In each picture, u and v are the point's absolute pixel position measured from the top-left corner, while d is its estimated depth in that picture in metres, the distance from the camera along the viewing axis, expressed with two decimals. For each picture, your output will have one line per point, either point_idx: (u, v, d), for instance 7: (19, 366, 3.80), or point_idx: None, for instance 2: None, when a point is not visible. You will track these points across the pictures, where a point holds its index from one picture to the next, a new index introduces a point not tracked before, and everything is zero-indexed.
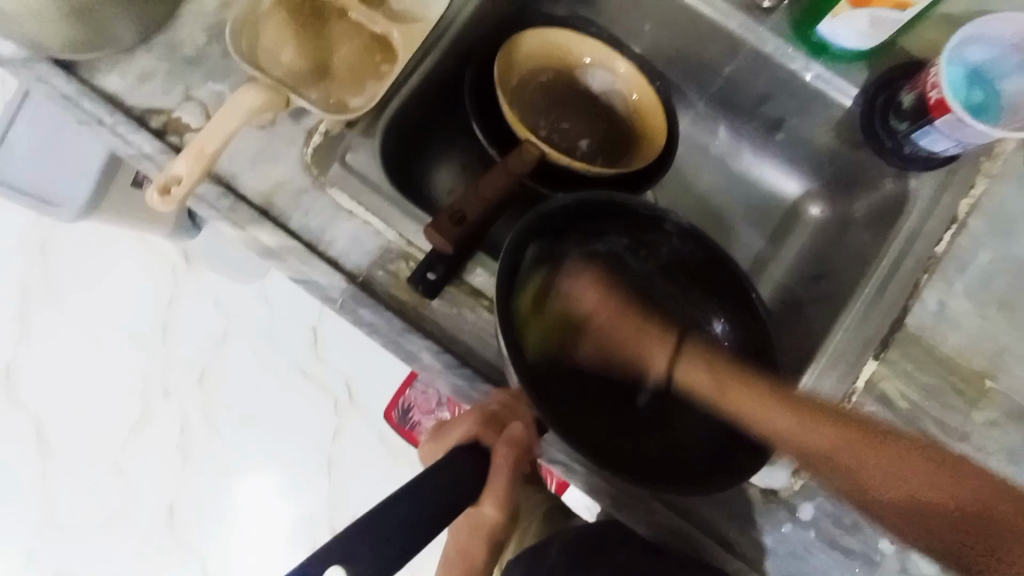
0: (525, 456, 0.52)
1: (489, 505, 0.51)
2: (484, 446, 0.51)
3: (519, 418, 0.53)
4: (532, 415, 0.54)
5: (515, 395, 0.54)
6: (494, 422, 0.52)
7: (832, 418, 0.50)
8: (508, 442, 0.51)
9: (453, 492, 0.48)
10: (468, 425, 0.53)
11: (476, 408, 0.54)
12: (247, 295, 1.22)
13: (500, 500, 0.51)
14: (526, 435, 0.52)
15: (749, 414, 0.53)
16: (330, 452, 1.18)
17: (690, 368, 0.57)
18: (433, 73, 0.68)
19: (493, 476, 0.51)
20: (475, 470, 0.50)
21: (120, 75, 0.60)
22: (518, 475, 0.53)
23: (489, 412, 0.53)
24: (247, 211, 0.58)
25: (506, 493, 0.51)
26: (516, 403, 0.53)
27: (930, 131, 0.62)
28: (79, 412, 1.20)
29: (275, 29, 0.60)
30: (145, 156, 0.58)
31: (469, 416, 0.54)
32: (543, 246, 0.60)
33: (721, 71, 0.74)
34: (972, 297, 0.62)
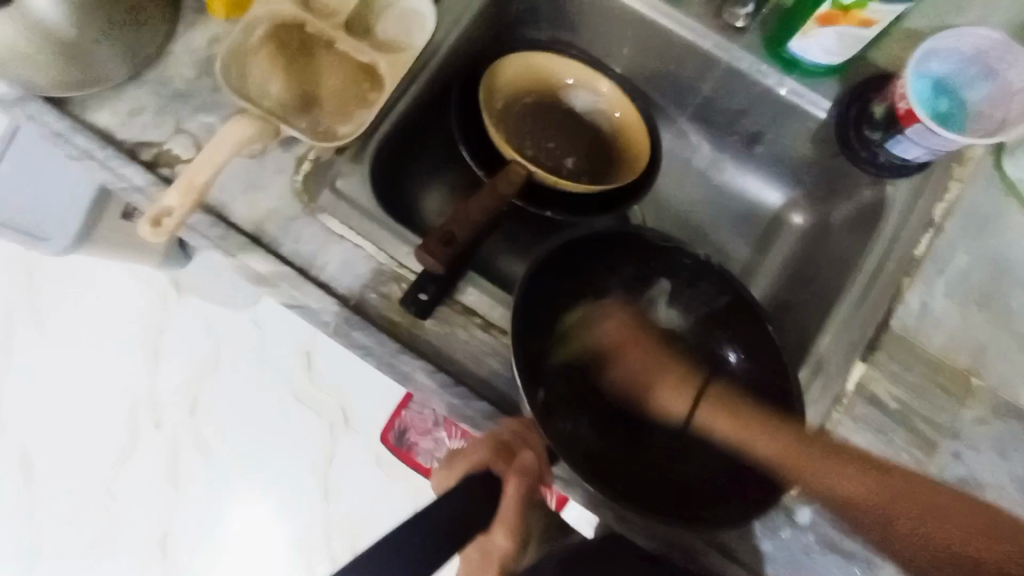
0: (534, 484, 0.53)
1: (500, 537, 0.52)
2: (497, 475, 0.51)
3: (530, 448, 0.54)
4: (543, 444, 0.54)
5: (526, 423, 0.55)
6: (505, 451, 0.53)
7: (746, 413, 0.57)
8: (518, 472, 0.51)
9: (462, 520, 0.47)
10: (481, 453, 0.53)
11: (490, 436, 0.54)
12: (240, 323, 1.21)
13: (510, 531, 0.52)
14: (537, 463, 0.53)
15: (660, 392, 0.61)
16: (326, 480, 1.17)
17: (714, 412, 0.59)
18: (420, 99, 0.69)
19: (504, 504, 0.51)
20: (490, 494, 0.50)
21: (111, 110, 0.61)
22: (528, 504, 0.53)
23: (502, 440, 0.53)
24: (238, 239, 0.58)
25: (515, 525, 0.51)
26: (526, 431, 0.54)
27: (901, 140, 0.64)
28: (67, 448, 1.18)
29: (264, 62, 0.62)
30: (136, 188, 0.59)
31: (482, 443, 0.53)
32: (553, 271, 0.63)
33: (698, 88, 0.77)
34: (952, 298, 0.64)
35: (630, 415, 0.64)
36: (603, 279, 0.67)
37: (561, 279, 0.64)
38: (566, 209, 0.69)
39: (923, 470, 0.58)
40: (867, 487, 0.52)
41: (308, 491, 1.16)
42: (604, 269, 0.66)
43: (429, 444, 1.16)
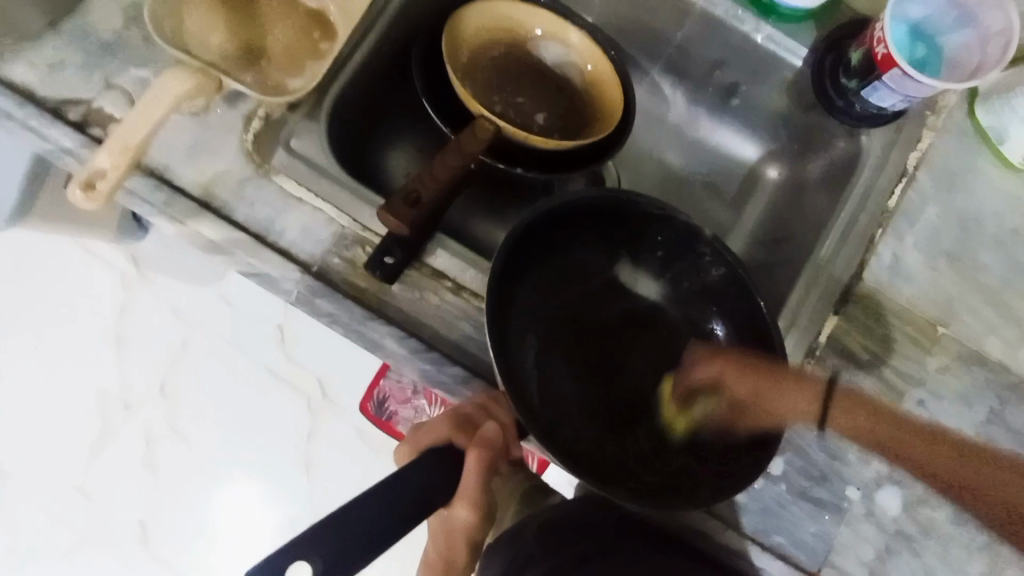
0: (497, 458, 0.52)
1: (463, 509, 0.52)
2: (458, 448, 0.51)
3: (494, 420, 0.53)
4: (510, 417, 0.54)
5: (494, 397, 0.54)
6: (467, 424, 0.52)
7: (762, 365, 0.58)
8: (478, 445, 0.51)
9: (420, 496, 0.48)
10: (441, 429, 0.53)
11: (451, 411, 0.53)
12: (205, 299, 1.16)
13: (472, 505, 0.52)
14: (499, 436, 0.52)
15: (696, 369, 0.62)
16: (306, 453, 1.15)
17: (713, 363, 0.61)
18: (378, 50, 0.64)
19: (463, 480, 0.51)
20: (448, 469, 0.50)
21: (29, 63, 0.55)
22: (491, 476, 0.53)
23: (464, 414, 0.53)
24: (186, 205, 0.54)
25: (477, 497, 0.52)
26: (491, 404, 0.54)
27: (878, 87, 0.63)
28: (28, 433, 1.13)
29: (201, 8, 0.56)
30: (65, 151, 0.54)
31: (443, 419, 0.53)
32: (527, 246, 0.61)
33: (672, 37, 0.73)
34: (921, 249, 0.64)
35: (618, 400, 0.63)
36: (580, 249, 0.65)
37: (537, 257, 0.63)
38: (536, 166, 0.66)
39: None
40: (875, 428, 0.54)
41: (288, 465, 1.15)
42: (582, 245, 0.65)
43: (410, 412, 1.14)
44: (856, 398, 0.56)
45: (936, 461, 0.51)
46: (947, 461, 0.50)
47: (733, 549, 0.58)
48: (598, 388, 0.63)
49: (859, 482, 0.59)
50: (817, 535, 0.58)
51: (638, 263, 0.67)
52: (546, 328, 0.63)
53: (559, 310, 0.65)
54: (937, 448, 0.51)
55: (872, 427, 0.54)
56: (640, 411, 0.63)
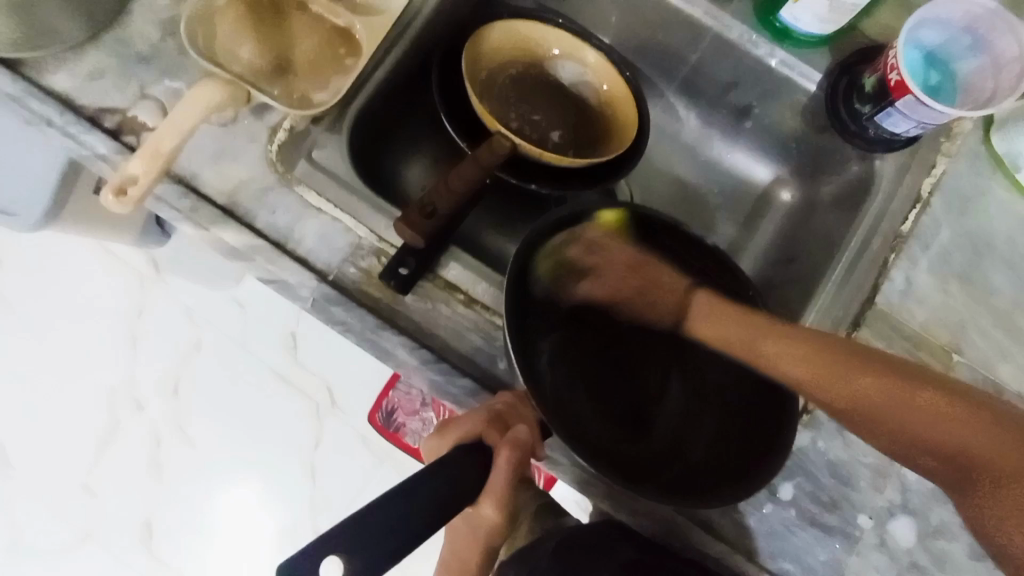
0: (526, 459, 0.52)
1: (489, 505, 0.51)
2: (487, 445, 0.51)
3: (524, 420, 0.53)
4: (536, 417, 0.54)
5: (521, 396, 0.55)
6: (499, 421, 0.52)
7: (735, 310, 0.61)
8: (510, 444, 0.50)
9: (448, 496, 0.47)
10: (474, 423, 0.52)
11: (484, 407, 0.53)
12: (221, 302, 1.18)
13: (498, 503, 0.51)
14: (529, 436, 0.52)
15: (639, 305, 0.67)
16: (313, 459, 1.16)
17: (709, 309, 0.63)
18: (400, 66, 0.66)
19: (493, 476, 0.50)
20: (479, 465, 0.49)
21: (69, 73, 0.57)
22: (519, 475, 0.52)
23: (495, 411, 0.52)
24: (209, 211, 0.56)
25: (505, 494, 0.51)
26: (519, 404, 0.53)
27: (891, 113, 0.63)
28: (44, 429, 1.15)
29: (234, 23, 0.59)
30: (99, 157, 0.56)
31: (476, 415, 0.53)
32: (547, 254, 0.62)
33: (688, 57, 0.74)
34: (936, 274, 0.64)
35: (625, 401, 0.64)
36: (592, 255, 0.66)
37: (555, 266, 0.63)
38: (550, 181, 0.67)
39: None
40: (854, 381, 0.53)
41: (294, 469, 1.16)
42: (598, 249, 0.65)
43: (417, 424, 1.15)
44: (807, 334, 0.57)
45: (896, 407, 0.52)
46: (927, 422, 0.51)
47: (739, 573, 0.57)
48: (607, 392, 0.63)
49: (870, 510, 0.58)
50: (826, 562, 0.57)
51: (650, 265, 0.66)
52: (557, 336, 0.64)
53: (569, 317, 0.65)
54: (950, 412, 0.51)
55: (869, 389, 0.53)
56: (651, 415, 0.63)
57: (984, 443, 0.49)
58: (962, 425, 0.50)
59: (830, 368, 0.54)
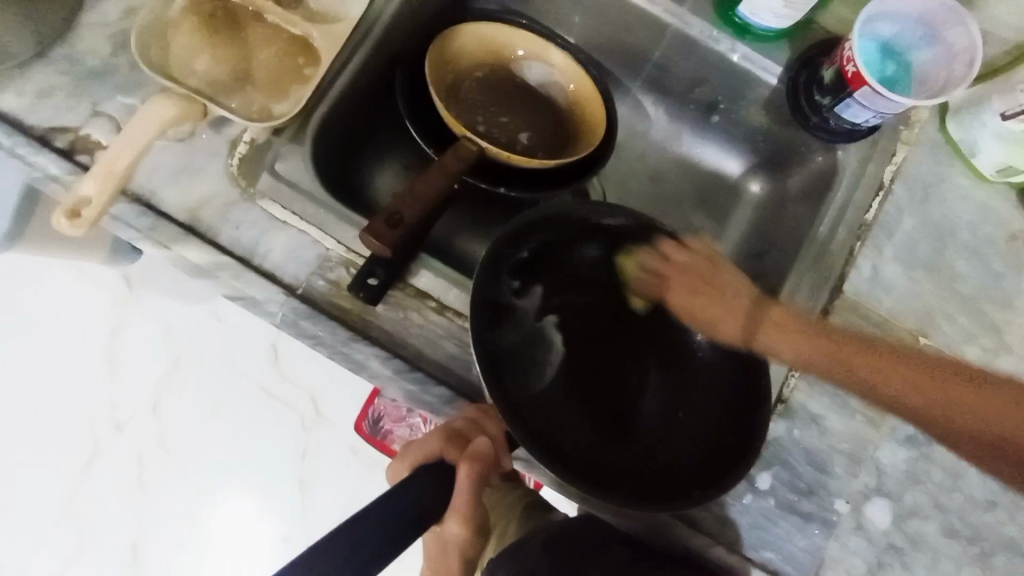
0: (489, 470, 0.53)
1: (454, 524, 0.51)
2: (448, 463, 0.52)
3: (484, 433, 0.54)
4: (500, 429, 0.55)
5: (483, 410, 0.55)
6: (458, 438, 0.53)
7: (794, 318, 0.57)
8: (470, 458, 0.52)
9: (418, 509, 0.48)
10: (434, 442, 0.54)
11: (443, 425, 0.54)
12: (197, 318, 1.16)
13: (464, 520, 0.51)
14: (490, 448, 0.53)
15: (722, 313, 0.60)
16: (299, 472, 1.14)
17: (769, 326, 0.58)
18: (363, 73, 0.65)
19: (456, 492, 0.52)
20: (441, 483, 0.51)
21: (16, 92, 0.55)
22: (484, 489, 0.54)
23: (454, 428, 0.54)
24: (170, 229, 0.55)
25: (469, 509, 0.52)
26: (481, 418, 0.55)
27: (850, 104, 0.64)
28: (17, 458, 1.12)
29: (187, 36, 0.57)
30: (52, 178, 0.54)
31: (436, 433, 0.55)
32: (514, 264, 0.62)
33: (651, 55, 0.75)
34: (901, 260, 0.65)
35: (605, 400, 0.63)
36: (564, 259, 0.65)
37: (522, 272, 0.62)
38: (520, 184, 0.67)
39: (874, 429, 0.60)
40: (888, 377, 0.52)
41: (281, 484, 1.14)
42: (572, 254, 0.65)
43: (405, 431, 1.14)
44: (804, 323, 0.57)
45: (913, 383, 0.51)
46: (962, 400, 0.50)
47: (721, 564, 0.58)
48: (587, 393, 0.63)
49: (847, 495, 0.59)
50: (806, 549, 0.57)
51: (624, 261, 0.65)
52: (532, 340, 0.62)
53: (546, 320, 0.64)
54: (958, 386, 0.51)
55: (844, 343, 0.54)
56: (635, 415, 0.63)
57: (1001, 419, 0.49)
58: (959, 393, 0.50)
59: (842, 362, 0.54)
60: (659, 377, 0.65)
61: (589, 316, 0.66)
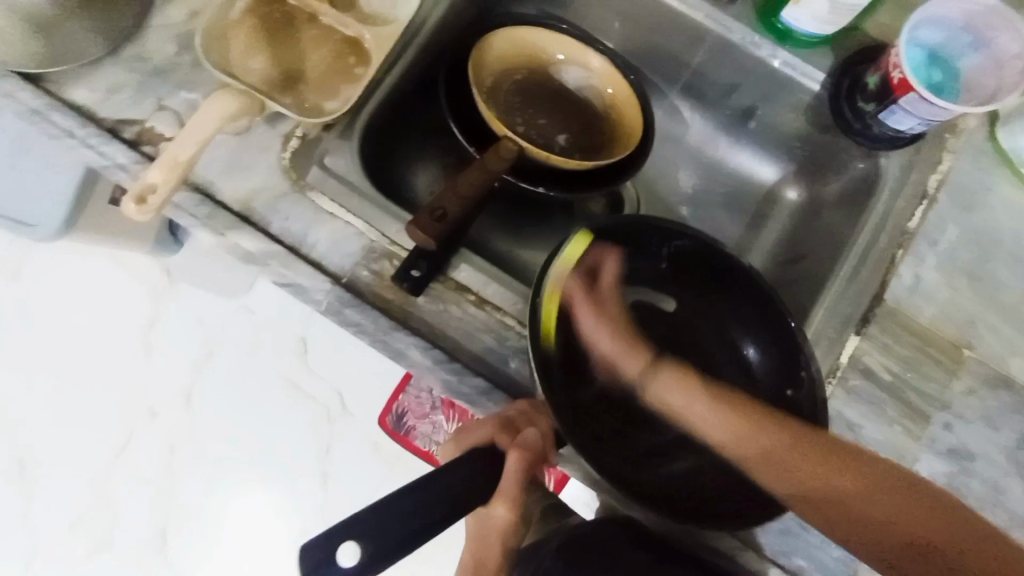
0: (537, 461, 0.53)
1: (501, 506, 0.53)
2: (499, 449, 0.53)
3: (535, 425, 0.54)
4: (552, 426, 0.55)
5: (536, 404, 0.55)
6: (509, 427, 0.53)
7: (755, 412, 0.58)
8: (520, 447, 0.52)
9: (463, 491, 0.50)
10: (485, 430, 0.54)
11: (495, 414, 0.54)
12: (233, 309, 1.20)
13: (510, 506, 0.53)
14: (540, 440, 0.53)
15: (699, 412, 0.60)
16: (326, 463, 1.17)
17: (734, 420, 0.58)
18: (409, 73, 0.68)
19: (504, 479, 0.52)
20: (490, 469, 0.52)
21: (89, 87, 0.59)
22: (530, 478, 0.54)
23: (506, 418, 0.54)
24: (225, 218, 0.57)
25: (516, 494, 0.53)
26: (532, 411, 0.54)
27: (895, 110, 0.63)
28: (61, 437, 1.17)
29: (246, 35, 0.60)
30: (119, 167, 0.58)
31: (487, 421, 0.54)
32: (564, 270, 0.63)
33: (690, 60, 0.75)
34: (943, 269, 0.64)
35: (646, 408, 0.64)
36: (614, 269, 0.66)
37: None
38: (557, 185, 0.68)
39: (914, 440, 0.59)
40: (833, 480, 0.53)
41: (308, 474, 1.17)
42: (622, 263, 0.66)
43: (427, 427, 1.17)
44: (812, 440, 0.54)
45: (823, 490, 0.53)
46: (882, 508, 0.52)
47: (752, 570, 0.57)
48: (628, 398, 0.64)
49: None
50: (839, 559, 0.57)
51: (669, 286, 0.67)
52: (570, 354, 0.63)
53: None
54: (892, 484, 0.53)
55: (816, 477, 0.53)
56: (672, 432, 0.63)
57: (924, 526, 0.51)
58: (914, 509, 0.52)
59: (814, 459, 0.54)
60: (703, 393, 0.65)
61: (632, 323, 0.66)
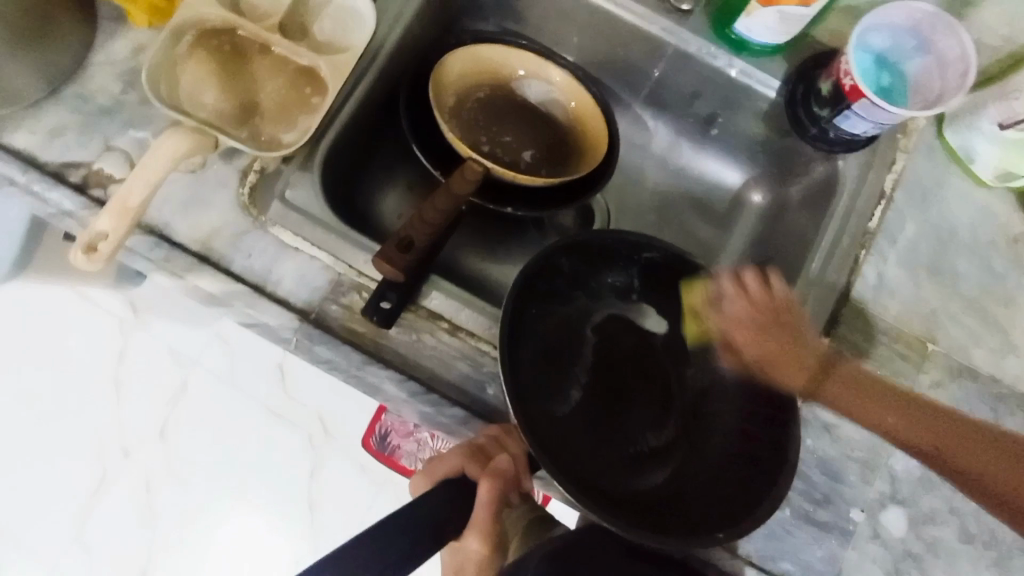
0: (508, 487, 0.54)
1: (473, 538, 0.54)
2: (470, 479, 0.53)
3: (506, 451, 0.55)
4: (523, 450, 0.55)
5: (507, 429, 0.56)
6: (479, 455, 0.54)
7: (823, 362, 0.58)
8: (491, 475, 0.53)
9: (440, 523, 0.50)
10: (456, 458, 0.55)
11: (465, 442, 0.55)
12: (201, 340, 1.15)
13: (483, 535, 0.53)
14: (511, 467, 0.54)
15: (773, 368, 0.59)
16: (310, 493, 1.14)
17: (843, 389, 0.57)
18: (368, 98, 0.67)
19: (478, 509, 0.53)
20: (462, 500, 0.52)
21: (30, 131, 0.56)
22: (502, 505, 0.55)
23: (476, 445, 0.55)
24: (184, 260, 0.55)
25: (487, 524, 0.53)
26: (502, 436, 0.55)
27: (849, 115, 0.65)
28: (26, 487, 1.12)
29: (195, 69, 0.58)
30: (67, 213, 0.55)
31: (457, 449, 0.55)
32: (531, 292, 0.63)
33: (650, 71, 0.76)
34: (904, 266, 0.66)
35: (621, 425, 0.64)
36: (582, 288, 0.67)
37: (535, 300, 0.64)
38: (525, 204, 0.68)
39: None
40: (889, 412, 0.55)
41: (292, 505, 1.14)
42: (591, 283, 0.67)
43: (412, 446, 1.14)
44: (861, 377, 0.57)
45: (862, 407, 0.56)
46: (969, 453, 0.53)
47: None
48: (602, 416, 0.64)
49: (862, 503, 0.59)
50: (824, 559, 0.58)
51: (641, 298, 0.68)
52: (550, 373, 0.64)
53: (562, 348, 0.65)
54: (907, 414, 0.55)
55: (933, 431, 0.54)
56: (647, 448, 0.63)
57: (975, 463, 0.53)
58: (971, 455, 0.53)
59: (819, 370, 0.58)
60: (677, 407, 0.65)
61: (603, 342, 0.67)
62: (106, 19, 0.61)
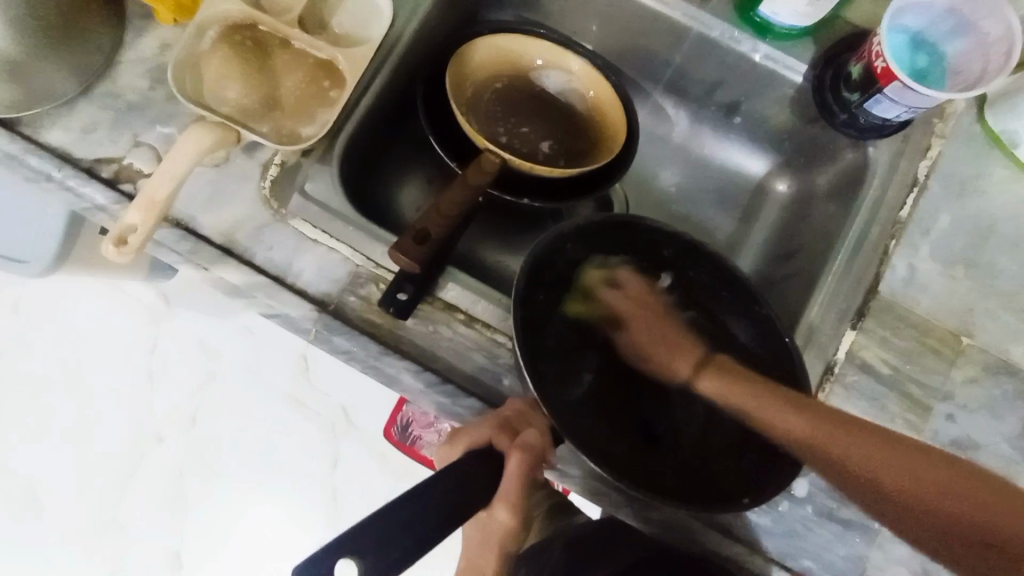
0: (536, 463, 0.52)
1: (502, 511, 0.52)
2: (499, 453, 0.51)
3: (533, 425, 0.53)
4: (548, 425, 0.54)
5: (530, 403, 0.55)
6: (508, 428, 0.52)
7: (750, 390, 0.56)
8: (521, 449, 0.51)
9: (466, 494, 0.48)
10: (482, 431, 0.52)
11: (493, 415, 0.53)
12: (230, 330, 1.19)
13: (511, 508, 0.51)
14: (540, 441, 0.52)
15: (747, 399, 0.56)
16: (334, 479, 1.17)
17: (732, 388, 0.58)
18: (386, 91, 0.67)
19: (504, 482, 0.51)
20: (490, 472, 0.50)
21: (64, 128, 0.59)
22: (530, 482, 0.53)
23: (504, 418, 0.53)
24: (209, 252, 0.57)
25: (515, 499, 0.51)
26: (529, 411, 0.54)
27: (880, 100, 0.62)
28: (68, 468, 1.18)
29: (218, 65, 0.60)
30: (99, 207, 0.57)
31: (484, 421, 0.53)
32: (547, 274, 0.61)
33: (671, 58, 0.74)
34: (938, 258, 0.63)
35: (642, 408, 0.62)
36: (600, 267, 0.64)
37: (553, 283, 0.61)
38: (542, 196, 0.68)
39: (917, 433, 0.58)
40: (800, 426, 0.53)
41: (317, 489, 1.17)
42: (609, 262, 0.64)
43: (432, 436, 1.14)
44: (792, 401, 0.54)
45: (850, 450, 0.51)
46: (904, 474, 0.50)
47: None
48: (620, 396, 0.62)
49: None
50: (847, 557, 0.56)
51: (656, 270, 0.64)
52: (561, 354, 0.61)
53: (579, 330, 0.63)
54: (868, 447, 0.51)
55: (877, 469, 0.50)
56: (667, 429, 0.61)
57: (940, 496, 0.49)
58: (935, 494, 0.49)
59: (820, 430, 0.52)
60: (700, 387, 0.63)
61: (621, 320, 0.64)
62: (133, 17, 0.62)
